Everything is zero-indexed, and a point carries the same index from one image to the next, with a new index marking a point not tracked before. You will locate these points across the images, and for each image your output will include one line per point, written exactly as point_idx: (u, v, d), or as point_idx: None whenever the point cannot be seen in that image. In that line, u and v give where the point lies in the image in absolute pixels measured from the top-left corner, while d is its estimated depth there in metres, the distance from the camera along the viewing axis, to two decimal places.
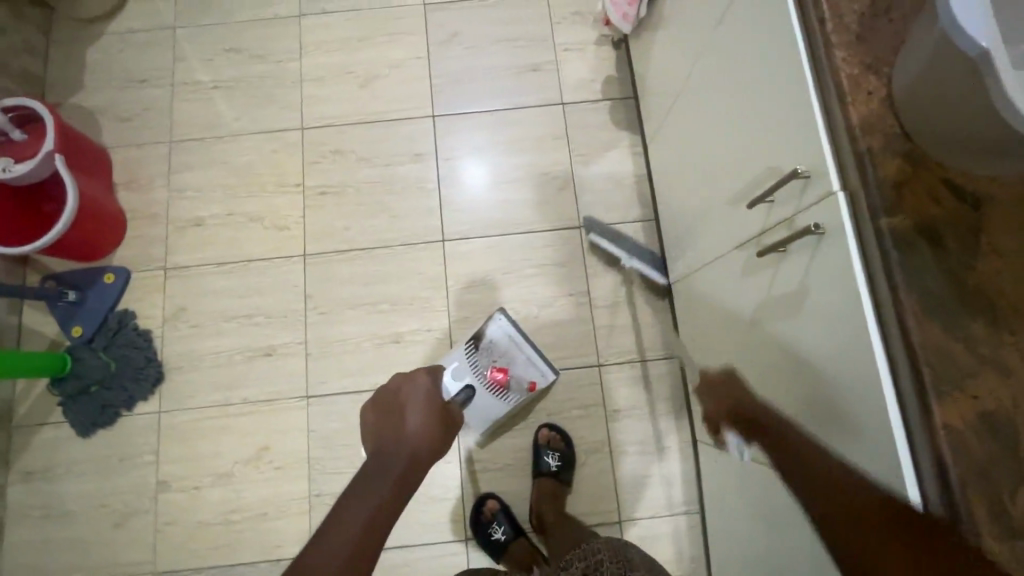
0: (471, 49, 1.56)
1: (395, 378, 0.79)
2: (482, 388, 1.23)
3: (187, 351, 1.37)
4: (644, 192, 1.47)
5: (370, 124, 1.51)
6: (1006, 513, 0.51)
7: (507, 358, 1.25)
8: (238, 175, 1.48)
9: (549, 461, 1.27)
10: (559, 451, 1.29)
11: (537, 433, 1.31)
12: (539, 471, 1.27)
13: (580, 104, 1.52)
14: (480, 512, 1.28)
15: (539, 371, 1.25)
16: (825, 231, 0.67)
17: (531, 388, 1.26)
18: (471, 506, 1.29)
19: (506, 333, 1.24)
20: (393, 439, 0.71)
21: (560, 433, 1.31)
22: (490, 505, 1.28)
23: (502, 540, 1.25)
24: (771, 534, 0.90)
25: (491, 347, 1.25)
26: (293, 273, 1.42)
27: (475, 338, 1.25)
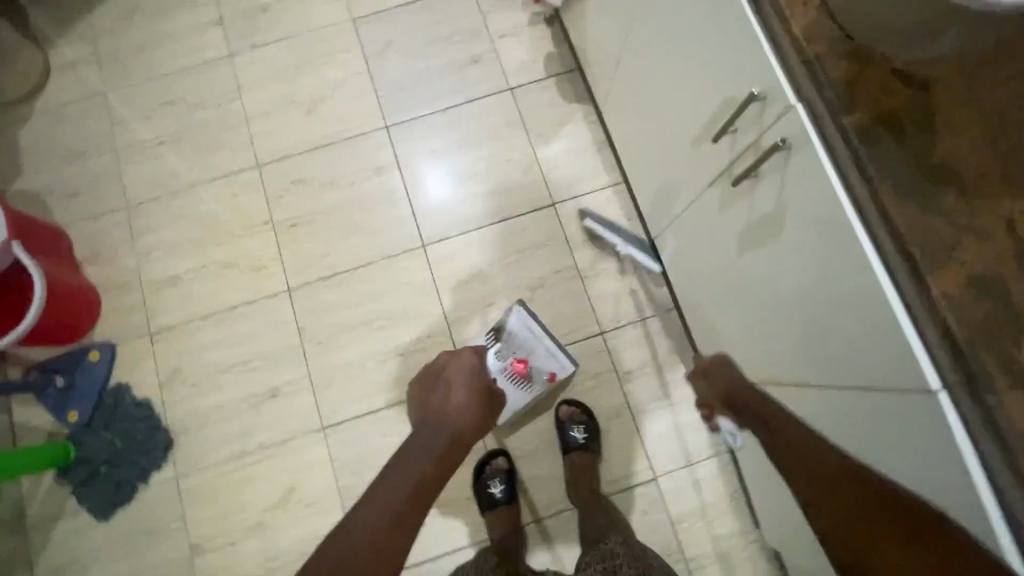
0: (409, 54, 1.56)
1: (441, 356, 0.86)
2: (503, 378, 1.31)
3: (191, 411, 1.34)
4: (607, 157, 1.49)
5: (325, 147, 1.50)
6: (1014, 362, 0.54)
7: (526, 350, 1.32)
8: (203, 225, 1.45)
9: (575, 434, 1.29)
10: (583, 424, 1.30)
11: (557, 411, 1.33)
12: (567, 447, 1.28)
13: (527, 86, 1.53)
14: (485, 464, 1.30)
15: (557, 361, 1.30)
16: (791, 144, 0.70)
17: (551, 379, 1.31)
18: (478, 459, 1.32)
19: (525, 324, 1.32)
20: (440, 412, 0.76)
21: (582, 407, 1.33)
22: (498, 462, 1.30)
23: (497, 497, 1.26)
24: None
25: (511, 338, 1.33)
26: (281, 310, 1.40)
27: (496, 329, 1.34)
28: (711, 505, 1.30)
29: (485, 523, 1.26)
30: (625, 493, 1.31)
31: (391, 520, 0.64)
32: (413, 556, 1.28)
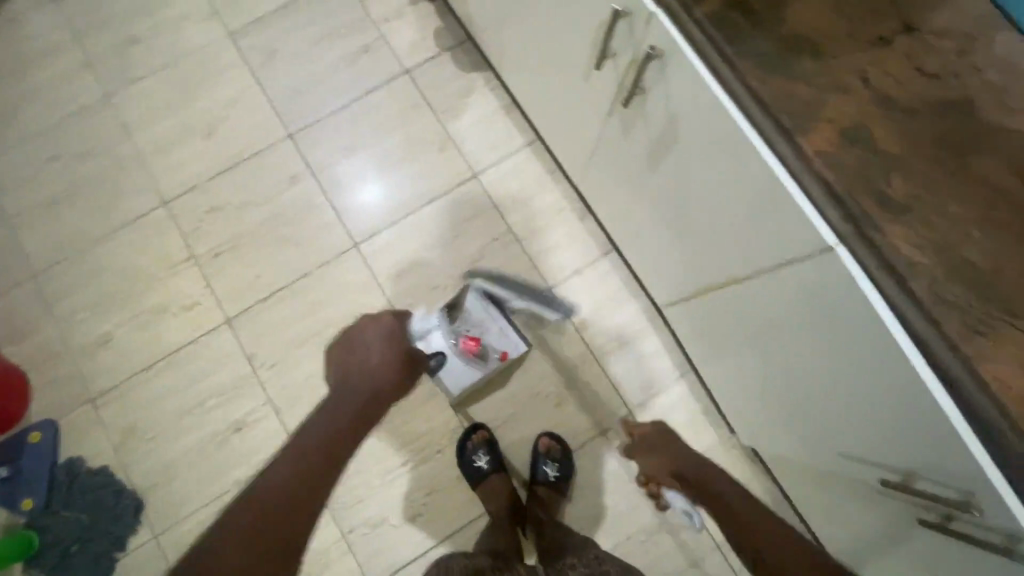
0: (296, 57, 1.52)
1: (359, 323, 0.90)
2: (453, 354, 1.26)
3: (156, 466, 1.29)
4: (518, 119, 1.50)
5: (233, 169, 1.45)
6: (889, 198, 0.59)
7: (480, 329, 1.29)
8: (122, 275, 1.38)
9: (548, 470, 1.27)
10: (558, 461, 1.29)
11: (536, 442, 1.31)
12: (535, 478, 1.28)
13: (422, 65, 1.52)
14: (468, 438, 1.30)
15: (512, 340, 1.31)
16: (661, 52, 0.72)
17: (503, 358, 1.30)
18: (461, 433, 1.32)
19: (482, 303, 1.30)
20: (358, 372, 0.82)
21: (560, 444, 1.30)
22: (480, 434, 1.31)
23: (483, 468, 1.27)
24: (750, 344, 0.97)
25: (466, 316, 1.28)
26: (226, 342, 1.35)
27: (452, 306, 1.27)
28: (688, 425, 1.34)
29: (475, 494, 1.28)
30: (607, 434, 1.34)
31: (301, 475, 0.66)
32: (417, 548, 1.28)
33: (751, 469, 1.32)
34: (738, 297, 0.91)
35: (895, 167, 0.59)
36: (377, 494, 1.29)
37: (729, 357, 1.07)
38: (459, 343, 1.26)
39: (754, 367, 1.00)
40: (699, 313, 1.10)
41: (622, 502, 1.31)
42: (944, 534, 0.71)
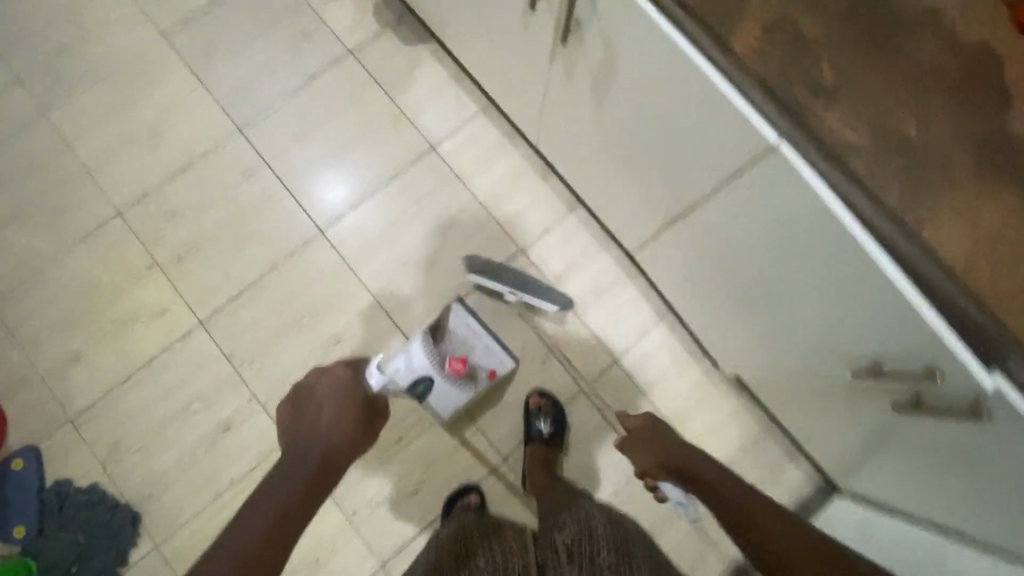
0: (235, 50, 1.48)
1: (311, 374, 0.87)
2: (442, 377, 1.12)
3: (147, 476, 1.27)
4: (468, 86, 1.49)
5: (186, 170, 1.42)
6: (821, 84, 0.60)
7: (465, 349, 1.25)
8: (84, 291, 1.35)
9: (541, 426, 1.29)
10: (550, 416, 1.30)
11: (527, 401, 1.33)
12: (529, 436, 1.29)
13: (366, 44, 1.50)
14: (459, 503, 1.25)
15: (499, 357, 1.28)
16: None
17: (491, 376, 1.28)
18: (453, 493, 1.28)
19: (466, 322, 1.26)
20: (309, 434, 0.78)
21: (550, 400, 1.33)
22: (471, 501, 1.25)
23: None
24: (717, 268, 0.98)
25: (451, 337, 1.23)
26: (203, 344, 1.33)
27: (437, 328, 1.20)
28: (673, 365, 1.37)
29: None
30: (596, 384, 1.36)
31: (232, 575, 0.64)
32: (423, 520, 1.29)
33: (738, 399, 1.35)
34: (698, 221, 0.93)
35: (822, 54, 0.61)
36: (375, 474, 1.30)
37: (699, 287, 1.09)
38: (450, 365, 1.16)
39: (722, 290, 1.02)
40: (667, 248, 1.11)
41: (618, 448, 1.33)
42: (917, 414, 0.74)
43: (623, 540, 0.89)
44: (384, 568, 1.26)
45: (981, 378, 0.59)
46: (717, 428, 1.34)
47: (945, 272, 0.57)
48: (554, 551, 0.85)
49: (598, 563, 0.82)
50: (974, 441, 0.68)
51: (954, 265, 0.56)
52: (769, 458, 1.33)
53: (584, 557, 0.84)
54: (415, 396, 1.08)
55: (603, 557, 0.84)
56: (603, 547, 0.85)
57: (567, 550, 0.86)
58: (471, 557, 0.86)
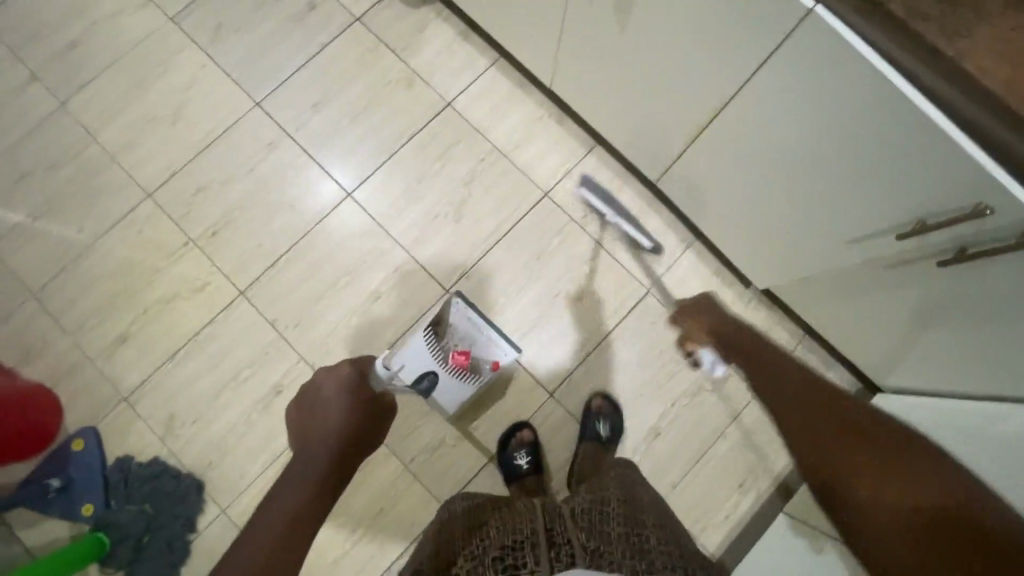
0: (244, 27, 1.50)
1: (315, 378, 0.98)
2: (440, 372, 1.27)
3: (206, 445, 1.30)
4: (476, 42, 1.51)
5: (209, 148, 1.44)
6: None
7: (468, 342, 1.32)
8: (123, 273, 1.37)
9: (600, 428, 1.30)
10: (609, 420, 1.32)
11: (589, 402, 1.34)
12: (585, 437, 1.30)
13: (371, 10, 1.52)
14: (511, 437, 1.32)
15: (500, 348, 1.31)
16: None
17: (494, 368, 1.31)
18: (505, 430, 1.34)
19: (466, 316, 1.32)
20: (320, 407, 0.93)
21: (609, 401, 1.34)
22: (523, 435, 1.32)
23: (523, 467, 1.27)
24: (747, 170, 1.02)
25: (453, 332, 1.31)
26: (247, 313, 1.36)
27: (437, 324, 1.30)
28: (704, 289, 1.40)
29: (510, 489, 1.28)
30: (633, 315, 1.39)
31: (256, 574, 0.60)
32: (480, 460, 1.33)
33: (771, 315, 1.39)
34: (727, 124, 0.97)
35: None
36: (428, 421, 1.33)
37: (729, 199, 1.13)
38: (450, 359, 1.28)
39: (752, 194, 1.06)
40: (693, 166, 1.15)
41: (661, 374, 1.37)
42: (962, 265, 0.79)
43: (635, 511, 0.81)
44: None
45: None
46: None
47: (993, 101, 0.61)
48: (561, 519, 0.77)
49: (606, 531, 0.74)
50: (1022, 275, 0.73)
51: (1000, 91, 0.59)
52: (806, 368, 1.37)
53: (588, 522, 0.76)
54: (421, 391, 1.24)
55: (612, 526, 0.76)
56: (612, 514, 0.78)
57: (573, 517, 0.78)
58: (479, 531, 0.81)
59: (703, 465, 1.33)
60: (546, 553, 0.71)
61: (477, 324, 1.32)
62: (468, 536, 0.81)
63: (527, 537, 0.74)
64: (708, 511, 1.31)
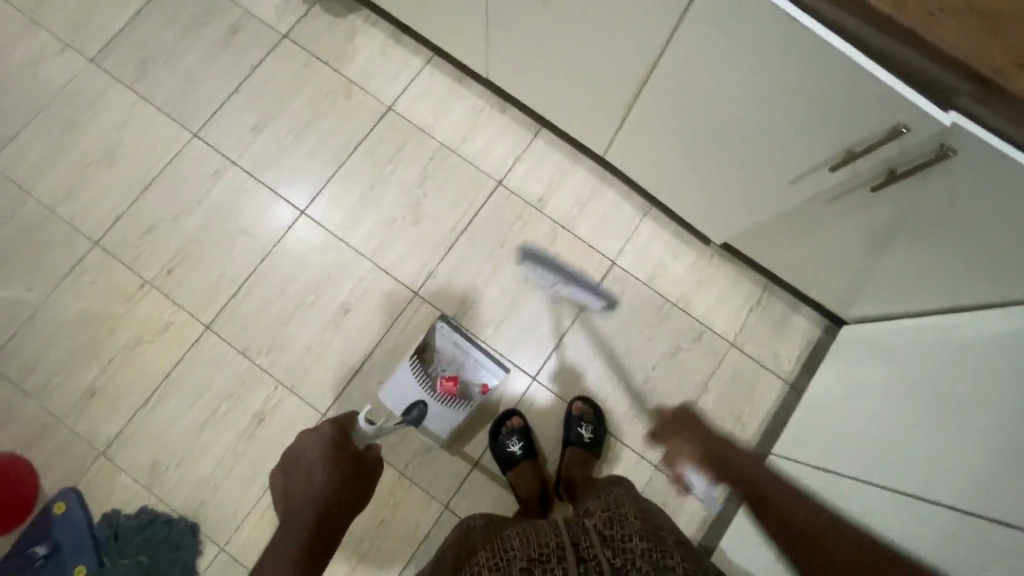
0: (169, 59, 1.48)
1: (298, 441, 0.92)
2: (430, 397, 1.26)
3: (195, 484, 1.27)
4: (407, 42, 1.52)
5: (152, 186, 1.41)
6: None
7: (455, 367, 1.33)
8: (81, 325, 1.33)
9: (583, 431, 1.30)
10: (592, 423, 1.32)
11: (569, 407, 1.34)
12: (570, 441, 1.30)
13: (297, 25, 1.51)
14: (502, 425, 1.32)
15: (488, 370, 1.32)
16: None
17: (484, 391, 1.30)
18: (495, 419, 1.34)
19: (451, 341, 1.33)
20: (300, 472, 0.88)
21: (592, 407, 1.34)
22: (513, 422, 1.32)
23: (515, 453, 1.28)
24: (684, 130, 1.05)
25: (441, 358, 1.33)
26: (216, 346, 1.34)
27: (424, 351, 1.31)
28: (667, 252, 1.44)
29: (505, 477, 1.29)
30: (602, 288, 1.42)
31: None
32: (474, 454, 1.33)
33: (733, 267, 1.43)
34: (656, 86, 1.00)
35: None
36: None
37: (673, 160, 1.16)
38: (438, 385, 1.27)
39: (694, 152, 1.09)
40: (635, 133, 1.17)
41: (637, 341, 1.40)
42: (893, 184, 0.83)
43: (653, 527, 0.83)
44: (449, 508, 1.30)
45: (941, 118, 0.68)
46: (722, 298, 1.42)
47: (887, 23, 0.64)
48: (586, 535, 0.80)
49: (630, 547, 0.76)
50: (949, 181, 0.77)
51: (894, 14, 0.63)
52: (774, 313, 1.41)
53: (614, 540, 0.78)
54: (411, 421, 1.21)
55: (634, 542, 0.78)
56: (635, 530, 0.80)
57: (599, 532, 0.80)
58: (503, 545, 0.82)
59: None
60: (575, 567, 0.73)
61: (464, 347, 1.33)
62: (491, 550, 0.83)
63: (554, 550, 0.76)
64: None
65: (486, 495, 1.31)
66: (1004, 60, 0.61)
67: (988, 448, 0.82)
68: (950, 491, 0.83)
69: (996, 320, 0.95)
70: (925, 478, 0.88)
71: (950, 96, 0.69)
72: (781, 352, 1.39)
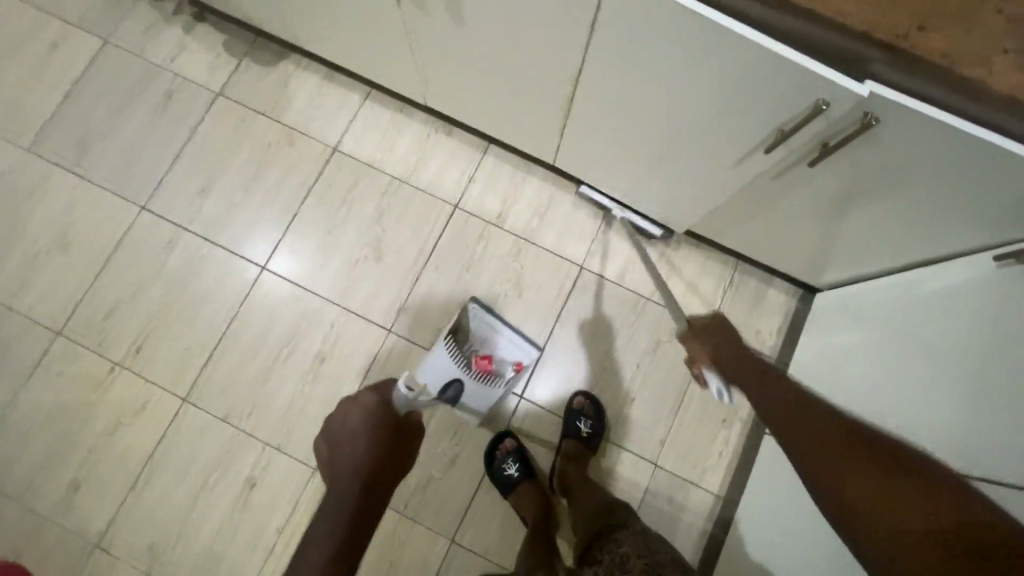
0: (107, 134, 1.46)
1: (341, 414, 0.96)
2: (467, 376, 1.23)
3: (195, 561, 1.25)
4: (342, 80, 1.51)
5: (107, 265, 1.39)
6: None
7: (488, 346, 1.32)
8: (56, 417, 1.31)
9: (582, 426, 1.30)
10: (590, 417, 1.31)
11: (570, 402, 1.34)
12: (569, 434, 1.30)
13: (230, 81, 1.50)
14: (496, 449, 1.31)
15: (521, 348, 1.30)
16: None
17: (519, 368, 1.29)
18: (487, 444, 1.32)
19: (483, 321, 1.31)
20: (342, 430, 0.94)
21: (591, 400, 1.34)
22: (506, 444, 1.31)
23: (514, 476, 1.27)
24: (622, 129, 1.04)
25: (472, 339, 1.32)
26: (197, 416, 1.32)
27: (455, 332, 1.29)
28: (633, 247, 1.43)
29: (506, 500, 1.28)
30: (575, 293, 1.41)
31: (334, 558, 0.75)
32: (473, 481, 1.31)
33: (701, 252, 1.43)
34: (586, 92, 0.99)
35: None
36: None
37: (619, 160, 1.16)
38: (475, 364, 1.25)
39: (636, 150, 1.08)
40: (577, 138, 1.17)
41: (618, 341, 1.39)
42: (829, 156, 0.83)
43: (655, 564, 0.94)
44: (455, 541, 1.28)
45: (859, 90, 0.68)
46: (694, 285, 1.41)
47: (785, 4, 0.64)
48: None
49: None
50: (881, 145, 0.77)
51: None
52: (749, 291, 1.41)
53: None
54: (447, 400, 1.21)
55: None
56: None
57: None
58: None
59: (683, 413, 1.36)
60: None
61: (496, 326, 1.32)
62: None
63: None
64: (702, 452, 1.34)
65: (490, 522, 1.29)
66: (904, 23, 0.61)
67: (980, 409, 0.81)
68: (951, 458, 0.83)
69: (951, 273, 0.95)
70: (925, 447, 0.87)
71: (864, 66, 0.68)
72: (761, 328, 1.39)
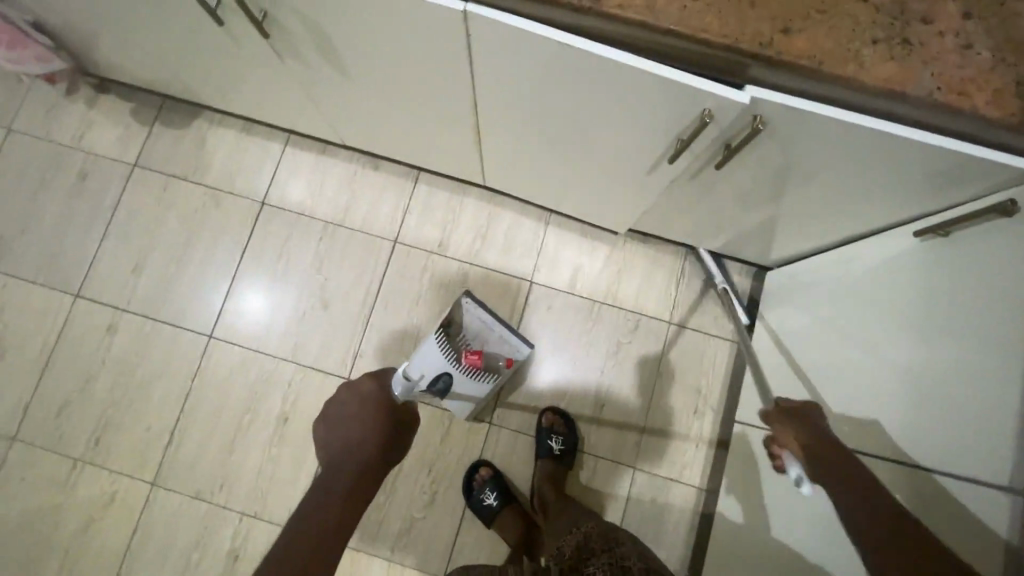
0: (26, 226, 1.41)
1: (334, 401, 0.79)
2: (457, 372, 1.11)
3: None
4: (258, 130, 1.46)
5: (50, 361, 1.36)
6: None
7: (478, 341, 1.22)
8: (26, 524, 1.29)
9: (553, 444, 1.29)
10: (560, 433, 1.30)
11: (540, 420, 1.33)
12: (540, 454, 1.29)
13: (144, 149, 1.45)
14: (470, 480, 1.29)
15: (513, 345, 1.21)
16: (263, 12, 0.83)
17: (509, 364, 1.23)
18: (461, 475, 1.31)
19: (478, 316, 1.19)
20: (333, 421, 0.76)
21: (560, 415, 1.33)
22: (481, 473, 1.30)
23: (492, 505, 1.26)
24: (533, 151, 1.01)
25: (463, 333, 1.20)
26: (169, 499, 1.30)
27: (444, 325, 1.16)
28: (579, 253, 1.41)
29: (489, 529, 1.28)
30: (528, 309, 1.39)
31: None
32: (456, 516, 1.30)
33: (647, 248, 1.41)
34: (488, 123, 0.96)
35: None
36: (391, 507, 1.30)
37: (543, 178, 1.13)
38: (466, 358, 1.13)
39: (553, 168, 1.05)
40: (497, 163, 1.13)
41: (579, 350, 1.37)
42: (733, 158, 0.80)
43: (619, 557, 0.95)
44: None
45: (741, 98, 0.66)
46: (646, 281, 1.40)
47: (647, 28, 0.61)
48: None
49: None
50: (780, 142, 0.75)
51: (646, 19, 0.60)
52: (701, 279, 1.39)
53: None
54: (437, 392, 1.09)
55: None
56: None
57: None
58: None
59: (654, 412, 1.35)
60: None
61: (494, 325, 1.19)
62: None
63: None
64: (679, 449, 1.33)
65: (479, 554, 1.29)
66: (768, 29, 0.59)
67: (907, 393, 0.83)
68: (884, 443, 0.84)
69: (881, 251, 0.96)
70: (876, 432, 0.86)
71: (741, 73, 0.66)
72: (718, 315, 1.38)
